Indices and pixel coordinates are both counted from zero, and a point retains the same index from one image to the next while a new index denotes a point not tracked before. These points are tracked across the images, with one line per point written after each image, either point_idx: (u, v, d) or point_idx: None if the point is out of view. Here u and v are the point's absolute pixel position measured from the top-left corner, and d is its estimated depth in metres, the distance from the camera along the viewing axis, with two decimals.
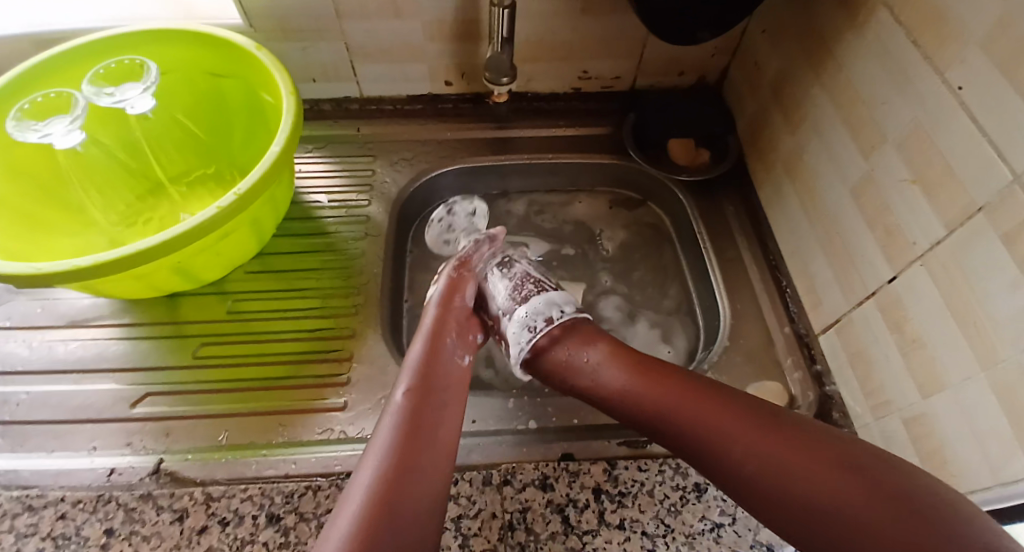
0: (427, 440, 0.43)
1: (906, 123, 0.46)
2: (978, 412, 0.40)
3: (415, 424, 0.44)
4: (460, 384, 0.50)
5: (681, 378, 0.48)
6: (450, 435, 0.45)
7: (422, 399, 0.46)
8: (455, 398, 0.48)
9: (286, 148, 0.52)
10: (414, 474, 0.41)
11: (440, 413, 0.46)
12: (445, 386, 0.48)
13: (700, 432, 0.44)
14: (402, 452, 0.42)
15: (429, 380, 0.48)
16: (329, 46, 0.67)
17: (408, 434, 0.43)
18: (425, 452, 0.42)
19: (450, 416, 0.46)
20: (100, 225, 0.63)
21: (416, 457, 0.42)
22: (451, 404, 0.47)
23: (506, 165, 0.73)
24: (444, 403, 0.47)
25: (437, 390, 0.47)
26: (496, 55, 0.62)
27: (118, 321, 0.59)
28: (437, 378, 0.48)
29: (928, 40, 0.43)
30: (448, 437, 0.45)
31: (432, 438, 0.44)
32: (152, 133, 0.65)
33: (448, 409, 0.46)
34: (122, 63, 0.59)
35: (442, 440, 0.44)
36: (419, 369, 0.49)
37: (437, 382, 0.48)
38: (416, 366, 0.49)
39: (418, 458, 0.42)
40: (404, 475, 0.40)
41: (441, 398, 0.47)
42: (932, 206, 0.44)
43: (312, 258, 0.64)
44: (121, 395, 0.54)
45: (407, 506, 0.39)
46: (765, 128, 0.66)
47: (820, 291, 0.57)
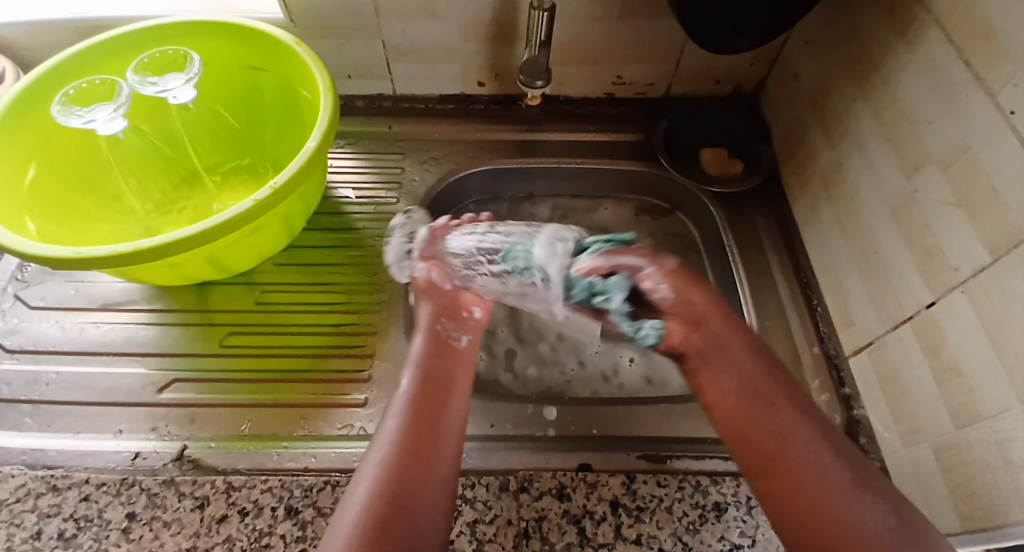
0: (428, 437, 0.43)
1: (952, 143, 0.44)
2: (1015, 447, 0.38)
3: (416, 421, 0.43)
4: (460, 377, 0.49)
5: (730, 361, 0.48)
6: (454, 431, 0.44)
7: (422, 394, 0.46)
8: (457, 390, 0.47)
9: (321, 143, 0.53)
10: (418, 473, 0.40)
11: (442, 407, 0.45)
12: (446, 377, 0.48)
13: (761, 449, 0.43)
14: (402, 453, 0.41)
15: (428, 373, 0.47)
16: (365, 43, 0.68)
17: (410, 433, 0.42)
18: (429, 451, 0.42)
19: (453, 410, 0.46)
20: (136, 212, 0.64)
21: (417, 456, 0.41)
22: (454, 397, 0.47)
23: (534, 168, 0.73)
24: (445, 395, 0.46)
25: (438, 383, 0.47)
26: (531, 58, 0.62)
27: (148, 307, 0.60)
28: (438, 372, 0.48)
29: (980, 59, 0.42)
30: (451, 432, 0.44)
31: (435, 435, 0.43)
32: (190, 123, 0.67)
33: (449, 402, 0.46)
34: (165, 53, 0.60)
35: (445, 437, 0.43)
36: (419, 363, 0.48)
37: (438, 375, 0.47)
38: (415, 361, 0.49)
39: (420, 456, 0.41)
40: (406, 475, 0.40)
41: (442, 391, 0.46)
42: (976, 230, 0.42)
43: (339, 253, 0.65)
44: (148, 380, 0.55)
45: (412, 508, 0.38)
46: (802, 141, 0.65)
47: (852, 312, 0.56)
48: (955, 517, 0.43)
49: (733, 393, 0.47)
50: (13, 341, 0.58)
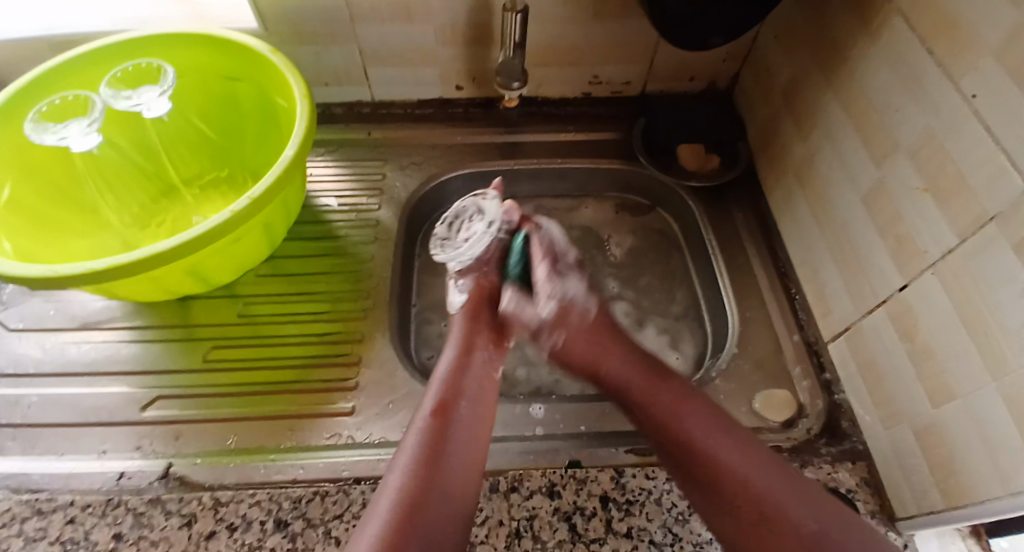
0: (451, 453, 0.44)
1: (920, 131, 0.45)
2: (990, 425, 0.39)
3: (440, 436, 0.45)
4: (488, 395, 0.51)
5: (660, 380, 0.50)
6: (477, 446, 0.46)
7: (448, 410, 0.47)
8: (483, 409, 0.49)
9: (298, 152, 0.53)
10: (439, 486, 0.42)
11: (467, 423, 0.47)
12: (472, 394, 0.50)
13: (702, 471, 0.44)
14: (426, 466, 0.43)
15: (455, 392, 0.49)
16: (341, 49, 0.68)
17: (433, 447, 0.44)
18: (451, 465, 0.44)
19: (476, 427, 0.47)
20: (113, 226, 0.64)
21: (440, 470, 0.43)
22: (480, 419, 0.48)
23: (514, 170, 0.73)
24: (470, 414, 0.48)
25: (464, 400, 0.48)
26: (507, 60, 0.62)
27: (129, 325, 0.60)
28: (464, 389, 0.49)
29: (943, 48, 0.43)
30: (473, 448, 0.46)
31: (459, 452, 0.45)
32: (165, 135, 0.66)
33: (474, 420, 0.48)
34: (139, 66, 0.59)
35: (467, 452, 0.45)
36: (448, 380, 0.50)
37: (465, 393, 0.49)
38: (443, 377, 0.50)
39: (441, 470, 0.43)
40: (427, 487, 0.42)
41: (467, 407, 0.48)
42: (944, 215, 0.43)
43: (322, 262, 0.65)
44: (132, 398, 0.55)
45: (431, 521, 0.40)
46: (776, 134, 0.66)
47: (830, 299, 0.57)
48: (935, 497, 0.44)
49: (660, 417, 0.48)
50: None
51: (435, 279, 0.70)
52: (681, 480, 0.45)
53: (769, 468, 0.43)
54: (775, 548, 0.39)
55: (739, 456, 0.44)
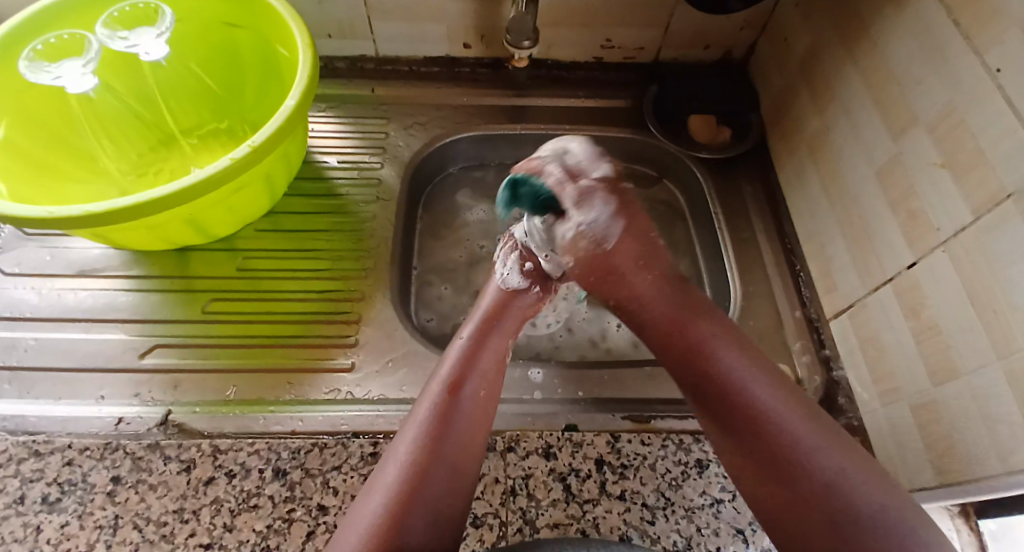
0: (458, 428, 0.44)
1: (940, 105, 0.44)
2: (990, 402, 0.39)
3: (447, 412, 0.45)
4: (499, 369, 0.50)
5: (692, 314, 0.50)
6: (483, 421, 0.46)
7: (457, 385, 0.47)
8: (493, 385, 0.48)
9: (300, 103, 0.51)
10: (442, 461, 0.42)
11: (476, 397, 0.47)
12: (484, 368, 0.49)
13: (730, 416, 0.44)
14: (431, 442, 0.43)
15: (468, 365, 0.48)
16: (347, 0, 0.66)
17: (440, 423, 0.44)
18: (456, 442, 0.44)
19: (484, 403, 0.47)
20: (111, 174, 0.63)
21: (445, 446, 0.43)
22: (489, 392, 0.48)
23: (521, 134, 0.72)
24: (480, 388, 0.47)
25: (474, 375, 0.48)
26: (519, 17, 0.60)
27: (127, 273, 0.59)
28: (476, 364, 0.49)
29: (969, 18, 0.42)
30: (479, 424, 0.46)
31: (464, 428, 0.45)
32: (165, 84, 0.64)
33: (483, 395, 0.47)
34: (136, 6, 0.57)
35: (473, 428, 0.45)
36: (461, 354, 0.49)
37: (478, 366, 0.49)
38: (458, 349, 0.50)
39: (447, 446, 0.43)
40: (431, 462, 0.42)
41: (478, 383, 0.48)
42: (960, 191, 0.42)
43: (323, 220, 0.64)
44: (130, 346, 0.55)
45: (433, 494, 0.41)
46: (790, 107, 0.65)
47: (835, 276, 0.57)
48: (930, 472, 0.44)
49: (687, 352, 0.48)
50: None
51: (437, 242, 0.69)
52: (705, 424, 0.45)
53: (809, 419, 0.42)
54: (806, 511, 0.39)
55: (781, 406, 0.43)
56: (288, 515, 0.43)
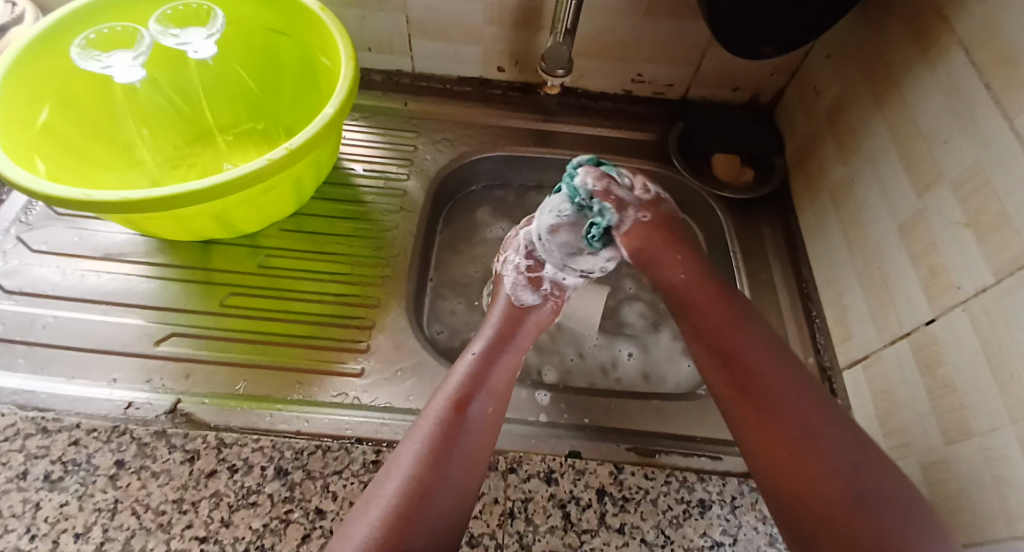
0: (464, 449, 0.43)
1: (967, 164, 0.45)
2: (1001, 464, 0.39)
3: (456, 430, 0.44)
4: (504, 390, 0.49)
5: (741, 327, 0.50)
6: (487, 447, 0.45)
7: (468, 400, 0.46)
8: (499, 411, 0.48)
9: (338, 111, 0.53)
10: (447, 481, 0.41)
11: (484, 420, 0.46)
12: (493, 391, 0.48)
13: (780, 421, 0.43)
14: (436, 460, 0.42)
15: (476, 383, 0.47)
16: (390, 17, 0.68)
17: (446, 440, 0.43)
18: (462, 466, 0.42)
19: (489, 428, 0.46)
20: (146, 164, 0.64)
21: (451, 466, 0.42)
22: (491, 414, 0.47)
23: (546, 158, 0.73)
24: (488, 411, 0.46)
25: (483, 396, 0.47)
26: (555, 46, 0.62)
27: (151, 261, 0.60)
28: (486, 384, 0.48)
29: (1001, 82, 0.42)
30: (484, 451, 0.44)
31: (470, 449, 0.43)
32: (207, 82, 0.66)
33: (490, 419, 0.46)
34: (188, 6, 0.59)
35: (478, 453, 0.44)
36: (470, 370, 0.48)
37: (484, 386, 0.47)
38: (466, 366, 0.49)
39: (453, 467, 0.42)
40: (434, 482, 0.41)
41: (484, 404, 0.46)
42: (983, 251, 0.43)
43: (346, 225, 0.65)
44: (147, 331, 0.55)
45: (433, 516, 0.39)
46: (815, 154, 0.65)
47: (851, 325, 0.56)
48: None
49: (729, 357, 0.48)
50: (11, 282, 0.57)
51: (455, 256, 0.70)
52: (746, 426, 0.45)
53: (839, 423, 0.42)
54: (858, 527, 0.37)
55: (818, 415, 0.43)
56: (285, 516, 0.43)
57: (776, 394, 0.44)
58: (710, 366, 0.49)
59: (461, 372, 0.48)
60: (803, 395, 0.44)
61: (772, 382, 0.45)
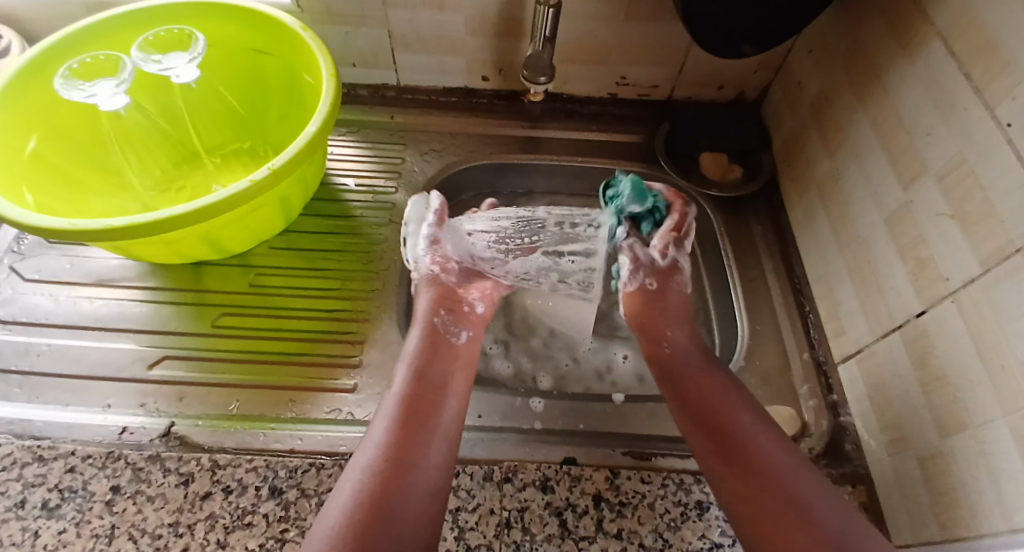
0: (421, 433, 0.45)
1: (948, 155, 0.45)
2: (995, 456, 0.39)
3: (408, 417, 0.46)
4: (462, 371, 0.52)
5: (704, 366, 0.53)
6: (449, 428, 0.47)
7: (418, 388, 0.48)
8: (455, 390, 0.49)
9: (320, 128, 0.53)
10: (409, 466, 0.42)
11: (437, 403, 0.47)
12: (442, 375, 0.50)
13: (740, 447, 0.45)
14: (393, 448, 0.43)
15: (421, 368, 0.50)
16: (372, 32, 0.68)
17: (401, 426, 0.45)
18: (420, 448, 0.44)
19: (446, 409, 0.48)
20: (134, 188, 0.64)
21: (410, 450, 0.43)
22: (447, 395, 0.49)
23: (534, 165, 0.73)
24: (438, 392, 0.49)
25: (432, 382, 0.49)
26: (536, 53, 0.62)
27: (143, 284, 0.61)
28: (431, 369, 0.50)
29: (979, 72, 0.42)
30: (445, 431, 0.46)
31: (427, 432, 0.45)
32: (193, 105, 0.67)
33: (445, 402, 0.48)
34: (171, 32, 0.60)
35: (437, 435, 0.45)
36: (415, 359, 0.51)
37: (430, 370, 0.50)
38: (411, 354, 0.51)
39: (412, 450, 0.43)
40: (395, 467, 0.42)
41: (433, 387, 0.49)
42: (968, 242, 0.42)
43: (335, 240, 0.65)
44: (140, 355, 0.55)
45: (398, 501, 0.40)
46: (801, 150, 0.65)
47: (843, 319, 0.56)
48: (936, 528, 0.43)
49: (695, 397, 0.50)
50: (5, 311, 0.58)
51: None
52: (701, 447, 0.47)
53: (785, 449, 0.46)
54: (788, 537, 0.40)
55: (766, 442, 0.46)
56: (281, 535, 0.43)
57: (746, 431, 0.47)
58: (677, 403, 0.51)
59: (406, 362, 0.51)
60: (758, 426, 0.47)
61: (728, 415, 0.48)
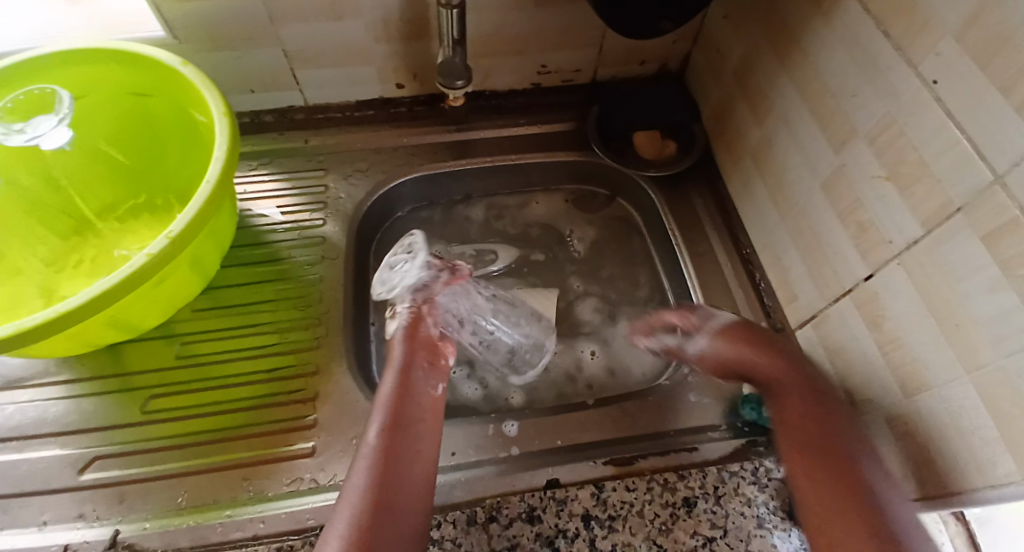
0: (402, 491, 0.42)
1: (877, 116, 0.44)
2: (963, 416, 0.39)
3: (388, 479, 0.42)
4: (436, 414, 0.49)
5: (767, 343, 0.51)
6: (420, 488, 0.43)
7: (396, 441, 0.45)
8: (431, 439, 0.47)
9: (221, 178, 0.47)
10: (391, 525, 0.40)
11: (417, 456, 0.45)
12: (419, 423, 0.47)
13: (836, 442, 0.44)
14: (375, 512, 0.40)
15: (402, 419, 0.46)
16: (265, 53, 0.62)
17: (384, 488, 0.42)
18: (402, 506, 0.41)
19: (423, 460, 0.45)
20: (27, 272, 0.57)
21: (393, 509, 0.41)
22: (425, 447, 0.46)
23: (468, 169, 0.70)
24: (415, 445, 0.45)
25: (410, 430, 0.46)
26: (447, 57, 0.58)
27: (57, 380, 0.54)
28: (409, 416, 0.47)
29: (899, 28, 0.41)
30: (424, 488, 0.44)
31: (407, 489, 0.43)
32: (71, 167, 0.60)
33: (422, 452, 0.45)
34: (30, 92, 0.53)
35: (417, 489, 0.43)
36: (391, 407, 0.47)
37: (410, 420, 0.47)
38: (387, 401, 0.47)
39: (393, 512, 0.41)
40: (378, 538, 0.39)
41: (412, 442, 0.45)
42: (907, 204, 0.42)
43: (267, 289, 0.60)
44: (68, 461, 0.50)
45: None
46: (731, 116, 0.64)
47: (796, 286, 0.56)
48: (910, 486, 0.44)
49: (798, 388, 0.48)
50: None
51: None
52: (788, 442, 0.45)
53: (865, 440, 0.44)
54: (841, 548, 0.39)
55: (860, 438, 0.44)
56: None
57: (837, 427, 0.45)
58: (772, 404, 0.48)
59: (383, 410, 0.47)
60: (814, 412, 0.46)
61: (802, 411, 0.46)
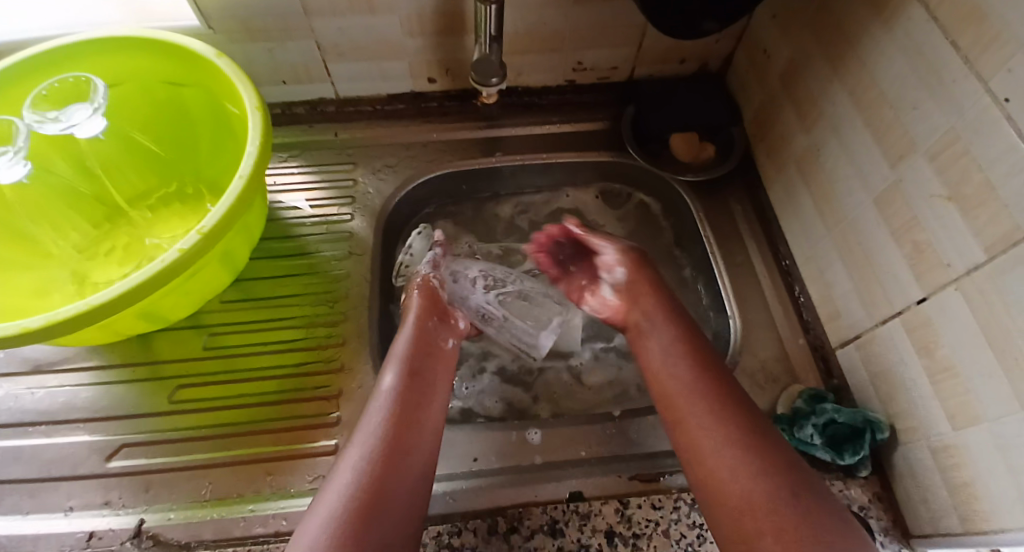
0: (416, 429, 0.45)
1: (940, 130, 0.41)
2: (1017, 454, 0.37)
3: (403, 420, 0.45)
4: (446, 369, 0.52)
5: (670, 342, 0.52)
6: (432, 434, 0.46)
7: (410, 385, 0.48)
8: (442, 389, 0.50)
9: (253, 174, 0.47)
10: (406, 457, 0.43)
11: (429, 401, 0.48)
12: (431, 373, 0.50)
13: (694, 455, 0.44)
14: (392, 445, 0.43)
15: (416, 367, 0.50)
16: (298, 45, 0.61)
17: (399, 424, 0.45)
18: (416, 443, 0.44)
19: (435, 405, 0.48)
20: (59, 257, 0.58)
21: (407, 444, 0.44)
22: (436, 394, 0.49)
23: (498, 167, 0.69)
24: (428, 392, 0.49)
25: (423, 378, 0.49)
26: (483, 54, 0.56)
27: (87, 365, 0.54)
28: (421, 366, 0.50)
29: (969, 39, 0.39)
30: (434, 430, 0.47)
31: (419, 429, 0.46)
32: (104, 156, 0.60)
33: (434, 400, 0.49)
34: (64, 81, 0.52)
35: (429, 430, 0.46)
36: (405, 357, 0.51)
37: (422, 369, 0.50)
38: (404, 351, 0.51)
39: (408, 447, 0.44)
40: (394, 466, 0.42)
41: (423, 389, 0.49)
42: (968, 226, 0.40)
43: (294, 283, 0.60)
44: (96, 447, 0.50)
45: (393, 489, 0.41)
46: (775, 121, 0.62)
47: (838, 302, 0.54)
48: (955, 520, 0.42)
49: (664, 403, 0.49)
50: None
51: None
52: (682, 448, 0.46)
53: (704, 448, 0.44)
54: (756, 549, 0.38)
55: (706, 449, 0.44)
56: None
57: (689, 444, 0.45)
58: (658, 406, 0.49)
59: (397, 361, 0.50)
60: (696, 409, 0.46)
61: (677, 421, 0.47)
